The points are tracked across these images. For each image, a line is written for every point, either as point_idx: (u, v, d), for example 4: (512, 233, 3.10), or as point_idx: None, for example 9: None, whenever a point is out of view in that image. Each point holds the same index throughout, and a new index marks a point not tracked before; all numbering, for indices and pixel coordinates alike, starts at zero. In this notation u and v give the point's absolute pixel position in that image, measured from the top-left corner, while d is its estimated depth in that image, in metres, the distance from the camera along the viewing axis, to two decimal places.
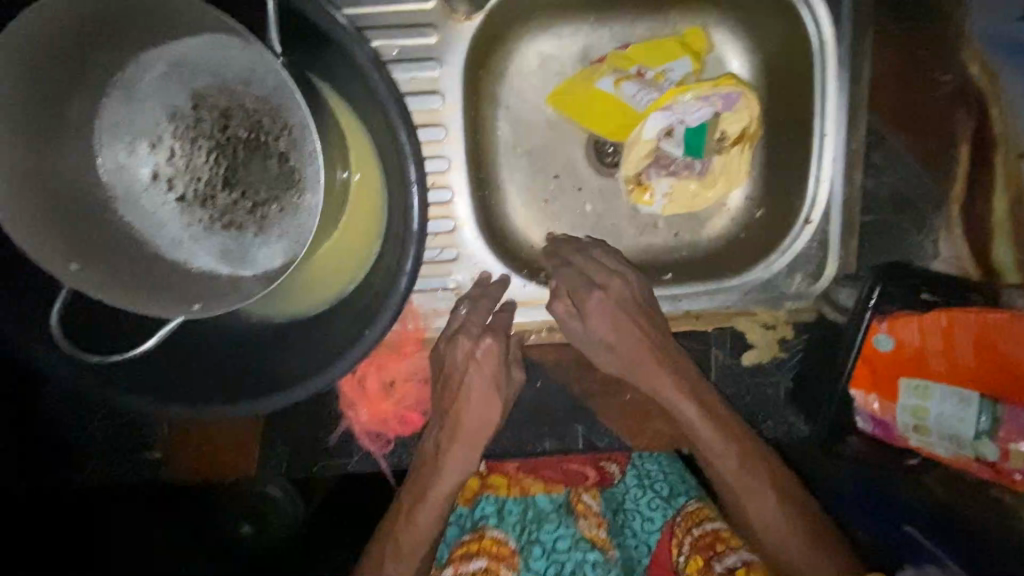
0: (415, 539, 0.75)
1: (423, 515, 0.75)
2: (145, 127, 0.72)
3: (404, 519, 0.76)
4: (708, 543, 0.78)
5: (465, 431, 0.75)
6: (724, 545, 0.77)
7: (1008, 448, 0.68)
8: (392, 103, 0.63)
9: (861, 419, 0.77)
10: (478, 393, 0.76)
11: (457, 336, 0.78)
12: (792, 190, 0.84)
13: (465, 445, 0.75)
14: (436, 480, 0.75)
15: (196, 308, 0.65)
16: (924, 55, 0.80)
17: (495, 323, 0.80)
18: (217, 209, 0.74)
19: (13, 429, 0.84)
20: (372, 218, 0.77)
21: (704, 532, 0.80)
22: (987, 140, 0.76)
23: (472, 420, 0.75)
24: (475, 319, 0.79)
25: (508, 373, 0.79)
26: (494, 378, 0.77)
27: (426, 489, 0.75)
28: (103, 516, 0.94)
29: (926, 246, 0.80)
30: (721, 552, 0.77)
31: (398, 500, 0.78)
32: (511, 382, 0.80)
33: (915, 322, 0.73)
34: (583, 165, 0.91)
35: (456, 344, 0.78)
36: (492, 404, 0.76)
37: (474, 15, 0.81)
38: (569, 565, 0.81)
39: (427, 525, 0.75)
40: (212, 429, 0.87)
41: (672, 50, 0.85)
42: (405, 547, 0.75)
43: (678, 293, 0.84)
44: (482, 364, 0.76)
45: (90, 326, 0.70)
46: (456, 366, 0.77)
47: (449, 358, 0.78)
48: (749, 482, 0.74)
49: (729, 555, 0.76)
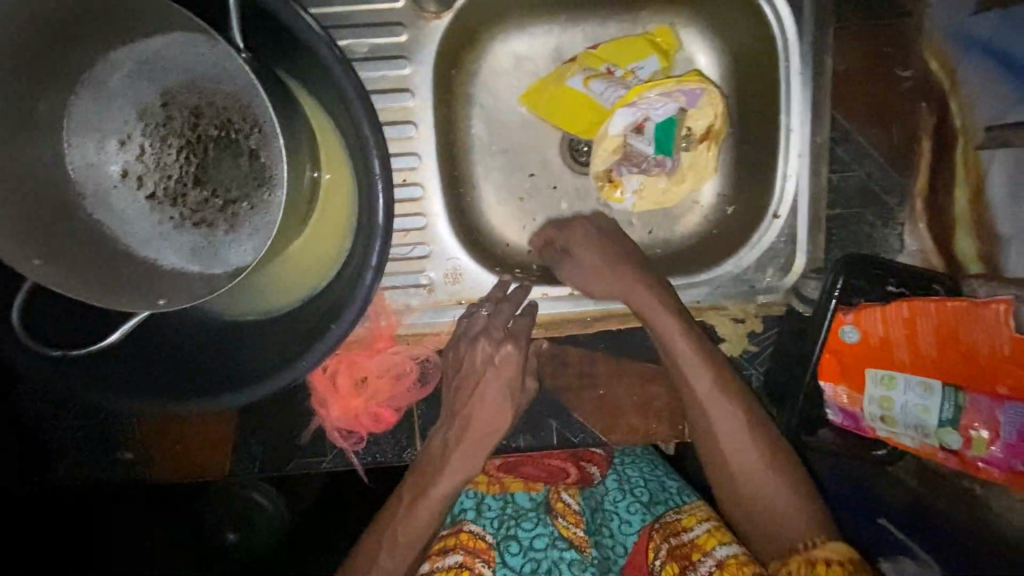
0: (412, 534, 0.74)
1: (426, 511, 0.75)
2: (114, 125, 0.72)
3: (402, 514, 0.75)
4: (683, 554, 0.74)
5: (474, 433, 0.78)
6: (700, 553, 0.73)
7: (970, 436, 0.67)
8: (355, 96, 0.63)
9: (830, 411, 0.78)
10: (489, 397, 0.79)
11: (460, 341, 0.82)
12: (762, 186, 0.85)
13: (471, 446, 0.77)
14: (438, 479, 0.76)
15: (163, 304, 0.65)
16: (885, 51, 0.82)
17: (517, 329, 0.82)
18: (187, 207, 0.74)
19: (13, 429, 0.83)
20: (344, 217, 0.77)
21: (681, 543, 0.75)
22: (946, 133, 0.79)
23: (480, 423, 0.78)
24: (497, 324, 0.81)
25: (522, 383, 0.81)
26: (507, 381, 0.79)
27: (428, 486, 0.76)
28: (103, 515, 0.93)
29: (892, 239, 0.82)
30: (696, 561, 0.72)
31: (400, 490, 0.78)
32: (526, 391, 0.83)
33: (878, 312, 0.74)
34: (556, 163, 0.92)
35: (457, 345, 0.82)
36: (498, 410, 0.79)
37: (443, 14, 0.82)
38: (546, 562, 0.78)
39: (424, 521, 0.74)
40: (184, 428, 0.86)
41: (640, 48, 0.86)
42: (403, 540, 0.74)
43: (698, 279, 0.84)
44: (499, 369, 0.79)
45: (58, 322, 0.69)
46: (475, 367, 0.80)
47: (468, 358, 0.81)
48: (733, 429, 0.74)
49: (704, 561, 0.72)
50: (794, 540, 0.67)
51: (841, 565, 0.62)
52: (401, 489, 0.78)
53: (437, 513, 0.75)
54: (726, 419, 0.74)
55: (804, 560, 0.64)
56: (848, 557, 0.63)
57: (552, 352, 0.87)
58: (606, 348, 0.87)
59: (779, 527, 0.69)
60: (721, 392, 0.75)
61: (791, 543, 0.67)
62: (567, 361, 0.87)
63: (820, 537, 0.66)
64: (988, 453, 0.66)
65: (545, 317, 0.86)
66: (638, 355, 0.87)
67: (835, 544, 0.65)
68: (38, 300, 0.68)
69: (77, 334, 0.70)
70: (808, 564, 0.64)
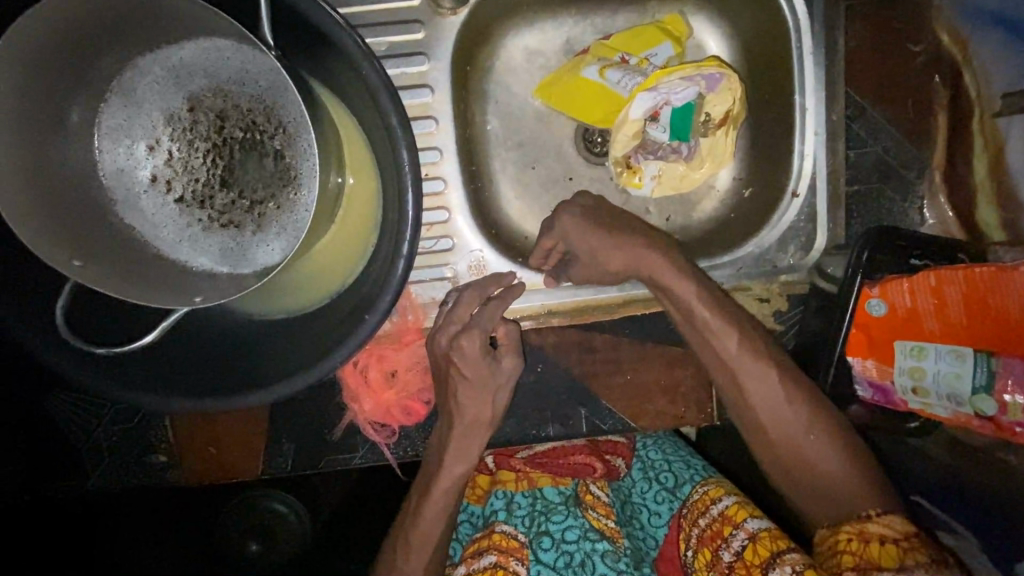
0: (430, 514, 0.77)
1: (437, 497, 0.77)
2: (144, 131, 0.73)
3: (414, 509, 0.78)
4: (714, 533, 0.75)
5: (473, 426, 0.78)
6: (730, 526, 0.74)
7: (1004, 400, 0.65)
8: (380, 86, 0.64)
9: (860, 386, 0.79)
10: (489, 386, 0.78)
11: (437, 334, 0.80)
12: (777, 167, 0.85)
13: (477, 430, 0.78)
14: (451, 463, 0.78)
15: (199, 301, 0.67)
16: (896, 26, 0.83)
17: (477, 315, 0.79)
18: (215, 209, 0.75)
19: (22, 435, 0.84)
20: (366, 216, 0.79)
21: (710, 521, 0.77)
22: (962, 107, 0.80)
23: (479, 408, 0.78)
24: (455, 316, 0.79)
25: (494, 362, 0.79)
26: (478, 368, 0.77)
27: (439, 475, 0.78)
28: (111, 515, 0.98)
29: (912, 213, 0.83)
30: (728, 534, 0.74)
31: (414, 489, 0.81)
32: (503, 369, 0.79)
33: (904, 283, 0.74)
34: (573, 155, 0.93)
35: (438, 337, 0.79)
36: (485, 400, 0.78)
37: (459, 11, 0.83)
38: (579, 555, 0.80)
39: (435, 513, 0.77)
40: (216, 431, 0.86)
41: (653, 36, 0.87)
42: (419, 536, 0.77)
43: (718, 262, 0.85)
44: (461, 368, 0.77)
45: (94, 329, 0.71)
46: (440, 363, 0.79)
47: (433, 354, 0.80)
48: (784, 415, 0.72)
49: (735, 535, 0.73)
50: (850, 513, 0.67)
51: (896, 542, 0.62)
52: (411, 493, 0.81)
53: (449, 502, 0.77)
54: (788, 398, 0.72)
55: (857, 535, 0.64)
56: (904, 532, 0.62)
57: (579, 337, 0.87)
58: (630, 334, 0.87)
59: (837, 506, 0.68)
60: (774, 378, 0.73)
61: (849, 514, 0.67)
62: (593, 347, 0.87)
63: (875, 509, 0.66)
64: None
65: (567, 304, 0.87)
66: (664, 339, 0.87)
67: (892, 518, 0.64)
68: (75, 311, 0.70)
69: (112, 334, 0.72)
70: (860, 538, 0.64)
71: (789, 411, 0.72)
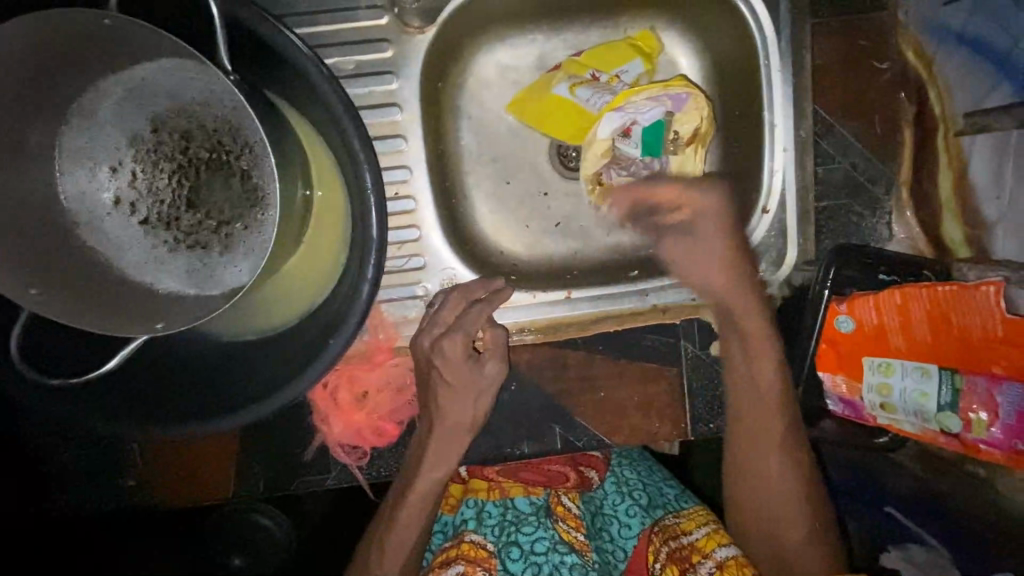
0: (400, 535, 0.76)
1: (408, 512, 0.76)
2: (106, 153, 0.72)
3: (385, 523, 0.78)
4: (683, 557, 0.79)
5: (446, 443, 0.78)
6: (699, 556, 0.78)
7: (969, 417, 0.66)
8: (342, 108, 0.64)
9: (831, 401, 0.80)
10: (458, 401, 0.79)
11: (418, 337, 0.81)
12: (748, 183, 0.86)
13: (448, 448, 0.78)
14: (422, 478, 0.77)
15: (160, 327, 0.66)
16: (863, 43, 0.84)
17: (460, 321, 0.80)
18: (181, 230, 0.74)
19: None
20: (337, 233, 0.78)
21: (680, 546, 0.80)
22: (926, 123, 0.81)
23: (450, 424, 0.78)
24: (438, 319, 0.80)
25: (478, 365, 0.80)
26: (459, 373, 0.79)
27: (409, 493, 0.77)
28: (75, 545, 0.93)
29: (881, 227, 0.84)
30: (696, 563, 0.77)
31: (387, 498, 0.80)
32: (484, 374, 0.80)
33: (870, 300, 0.75)
34: (547, 170, 0.93)
35: (420, 338, 0.80)
36: (466, 403, 0.79)
37: (428, 29, 0.83)
38: (547, 566, 0.80)
39: (406, 529, 0.76)
40: (186, 453, 0.85)
41: (623, 53, 0.87)
42: (391, 553, 0.76)
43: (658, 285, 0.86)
44: (443, 369, 0.79)
45: (45, 357, 0.70)
46: (422, 366, 0.80)
47: (417, 356, 0.81)
48: (772, 475, 0.77)
49: (704, 563, 0.77)
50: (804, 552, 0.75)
51: None
52: (384, 505, 0.80)
53: (421, 522, 0.77)
54: (773, 455, 0.77)
55: None
56: None
57: (552, 353, 0.87)
58: (604, 350, 0.87)
59: (785, 563, 0.76)
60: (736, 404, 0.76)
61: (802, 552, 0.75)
62: (566, 363, 0.87)
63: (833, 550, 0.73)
64: (987, 434, 0.65)
65: (541, 321, 0.87)
66: (638, 355, 0.87)
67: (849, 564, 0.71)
68: (31, 342, 0.69)
69: (63, 361, 0.71)
70: None
71: (781, 474, 0.77)
